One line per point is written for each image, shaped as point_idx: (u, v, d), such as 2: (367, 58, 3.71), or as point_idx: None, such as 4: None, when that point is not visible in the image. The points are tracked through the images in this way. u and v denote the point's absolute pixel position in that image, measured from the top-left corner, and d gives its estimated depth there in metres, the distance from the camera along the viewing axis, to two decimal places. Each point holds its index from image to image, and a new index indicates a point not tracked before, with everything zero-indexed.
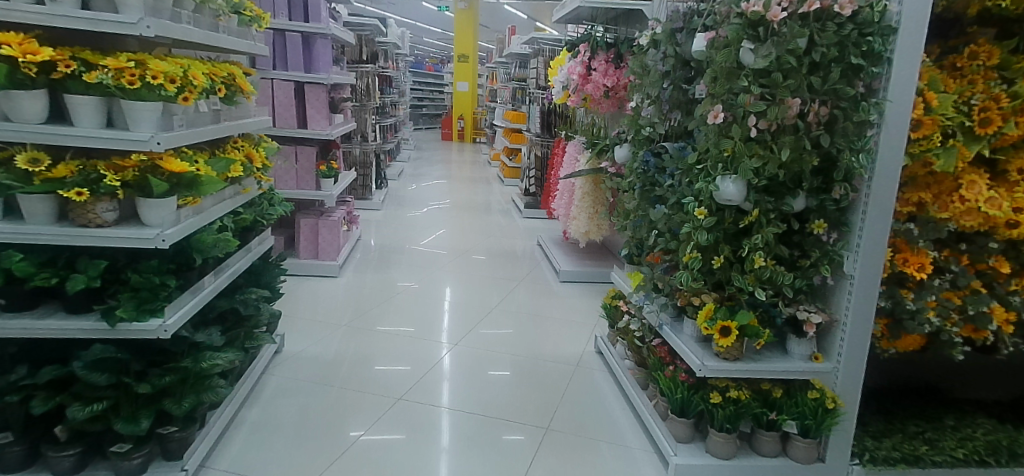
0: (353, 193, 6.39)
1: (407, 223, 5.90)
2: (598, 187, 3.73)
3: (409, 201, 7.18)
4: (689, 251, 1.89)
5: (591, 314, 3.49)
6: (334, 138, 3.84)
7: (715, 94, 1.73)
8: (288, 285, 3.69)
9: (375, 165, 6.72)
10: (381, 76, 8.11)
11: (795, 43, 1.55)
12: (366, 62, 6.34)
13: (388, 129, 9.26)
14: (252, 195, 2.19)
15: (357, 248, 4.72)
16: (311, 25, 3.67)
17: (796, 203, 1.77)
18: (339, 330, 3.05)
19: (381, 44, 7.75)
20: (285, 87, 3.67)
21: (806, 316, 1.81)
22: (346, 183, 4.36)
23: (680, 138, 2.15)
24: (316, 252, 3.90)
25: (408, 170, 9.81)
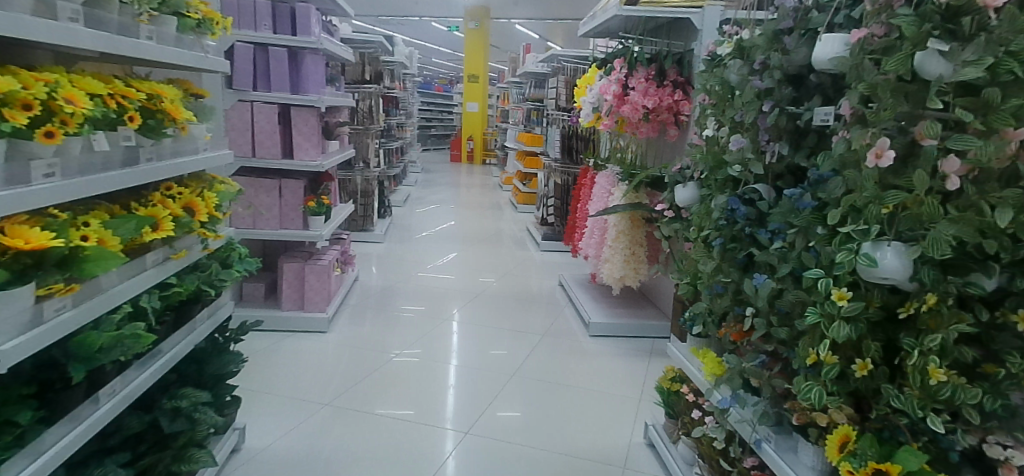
0: (351, 224, 5.79)
1: (412, 256, 5.32)
2: (636, 225, 3.13)
3: (415, 230, 6.62)
4: (815, 350, 1.27)
5: (631, 382, 2.85)
6: (325, 170, 3.29)
7: (868, 121, 1.15)
8: (266, 344, 3.09)
9: (377, 193, 6.17)
10: (386, 97, 7.61)
11: (1021, 41, 0.96)
12: (369, 82, 5.85)
13: (395, 152, 8.74)
14: (191, 259, 1.61)
15: (353, 291, 4.14)
16: (298, 39, 3.12)
17: (991, 284, 1.14)
18: (319, 413, 2.42)
19: (386, 63, 7.26)
20: (267, 111, 3.13)
21: (1002, 454, 1.20)
22: (341, 219, 3.80)
23: (781, 180, 1.54)
24: (301, 302, 3.32)
25: (416, 195, 9.30)
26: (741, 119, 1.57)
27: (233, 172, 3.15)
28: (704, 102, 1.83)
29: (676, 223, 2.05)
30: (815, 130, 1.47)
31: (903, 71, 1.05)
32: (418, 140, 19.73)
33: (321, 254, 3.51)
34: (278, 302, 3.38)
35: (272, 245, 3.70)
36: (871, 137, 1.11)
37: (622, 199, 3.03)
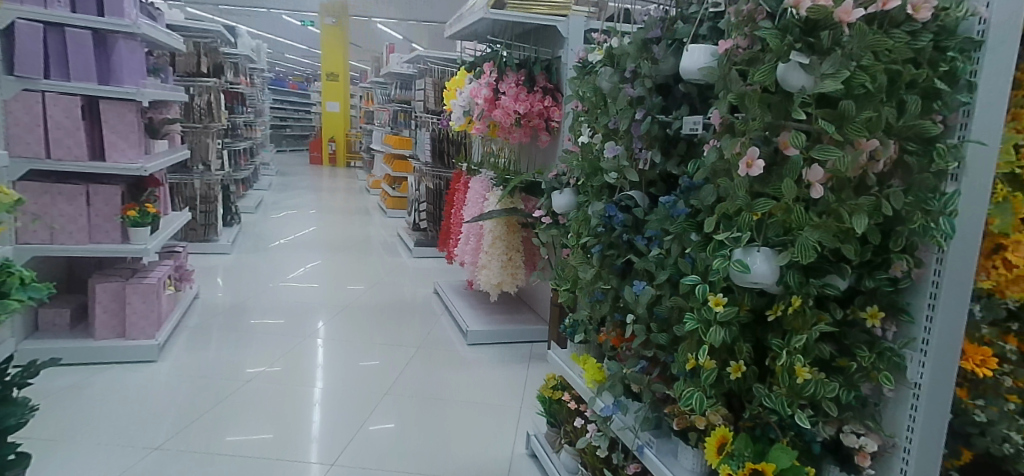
0: (190, 233, 5.33)
1: (269, 267, 4.92)
2: (512, 229, 3.11)
3: (270, 237, 6.16)
4: (694, 355, 1.28)
5: (510, 391, 2.80)
6: (148, 172, 2.98)
7: (736, 130, 1.16)
8: (83, 381, 2.69)
9: (221, 199, 5.65)
10: (230, 93, 7.01)
11: (870, 57, 1.02)
12: (206, 75, 5.32)
13: (243, 154, 8.10)
14: None
15: (193, 309, 3.73)
16: (108, 21, 2.74)
17: (846, 285, 1.21)
18: (152, 460, 2.12)
19: (228, 56, 6.67)
20: (66, 104, 2.74)
21: (857, 443, 1.30)
22: (173, 229, 3.43)
23: (654, 187, 1.55)
24: (122, 328, 2.93)
25: (271, 200, 8.70)
26: (615, 126, 1.55)
27: (23, 174, 2.73)
28: (578, 109, 1.78)
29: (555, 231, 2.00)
30: (685, 138, 1.48)
31: (769, 82, 1.08)
32: (275, 141, 18.58)
33: (147, 271, 3.14)
34: (91, 330, 2.97)
35: (81, 262, 3.34)
36: (742, 146, 1.12)
37: (498, 205, 3.00)
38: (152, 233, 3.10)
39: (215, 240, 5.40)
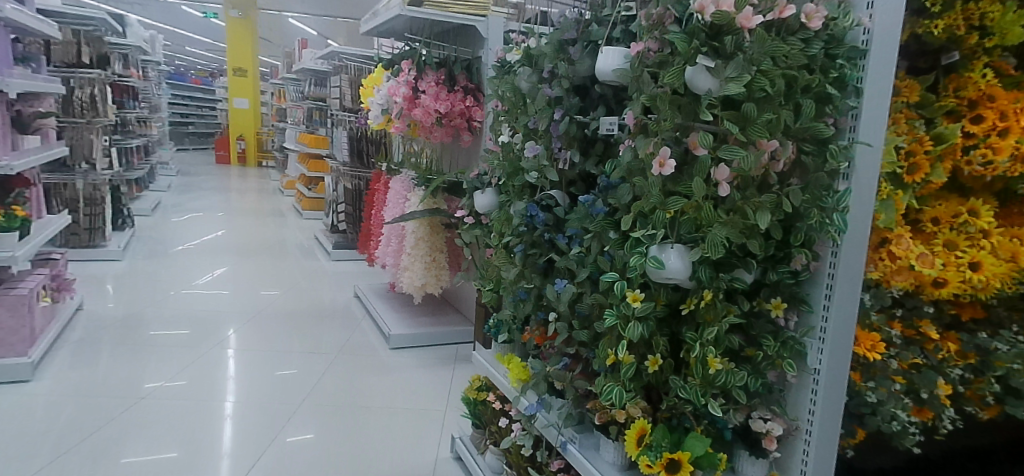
0: (72, 239, 4.93)
1: (171, 273, 4.63)
2: (436, 230, 3.07)
3: (170, 242, 5.80)
4: (614, 350, 1.30)
5: (435, 395, 2.76)
6: (13, 172, 2.69)
7: (650, 131, 1.20)
8: None
9: (108, 201, 5.28)
10: (116, 86, 6.58)
11: (769, 61, 1.07)
12: (88, 67, 5.15)
13: (134, 151, 7.58)
14: None
15: (77, 323, 3.46)
16: None
17: (752, 278, 1.28)
18: None
19: (116, 46, 6.26)
20: None
21: (765, 428, 1.37)
22: (47, 234, 3.17)
23: (574, 187, 1.56)
24: None
25: (171, 202, 8.19)
26: (535, 126, 1.55)
27: None
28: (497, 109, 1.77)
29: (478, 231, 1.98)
30: (603, 139, 1.50)
31: (678, 84, 1.12)
32: (177, 140, 17.53)
33: (17, 283, 2.88)
34: None
35: None
36: (655, 146, 1.16)
37: (420, 205, 2.96)
38: (21, 239, 2.85)
39: (103, 245, 5.02)
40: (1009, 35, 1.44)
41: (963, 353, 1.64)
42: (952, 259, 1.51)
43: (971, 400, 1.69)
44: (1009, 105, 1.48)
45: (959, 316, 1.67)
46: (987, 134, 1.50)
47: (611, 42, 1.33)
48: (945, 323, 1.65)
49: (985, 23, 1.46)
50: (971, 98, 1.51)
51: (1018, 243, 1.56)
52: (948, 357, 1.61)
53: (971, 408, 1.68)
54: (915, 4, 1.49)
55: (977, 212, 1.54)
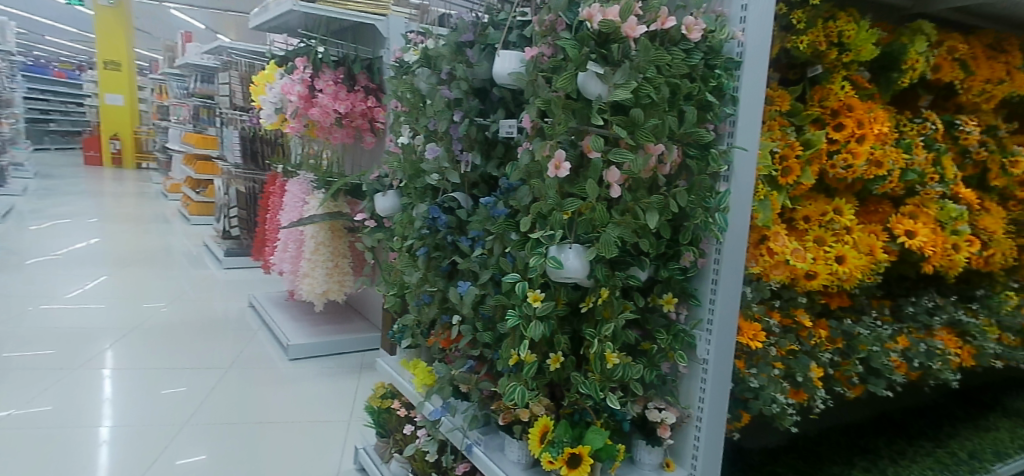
0: None
1: (30, 288, 4.16)
2: (337, 234, 2.98)
3: (27, 252, 5.21)
4: (516, 351, 1.30)
5: (338, 406, 2.68)
6: None
7: (545, 134, 1.21)
8: None
9: None
10: None
11: (653, 70, 1.13)
12: None
13: None
14: None
15: None
16: None
17: (645, 275, 1.34)
18: None
19: None
20: None
21: (660, 417, 1.44)
22: None
23: (476, 189, 1.55)
24: None
25: (29, 207, 7.38)
26: (434, 128, 1.52)
27: None
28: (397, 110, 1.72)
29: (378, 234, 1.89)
30: (503, 140, 1.50)
31: (570, 89, 1.15)
32: (38, 139, 15.84)
33: None
34: None
35: None
36: (550, 149, 1.17)
37: (320, 209, 2.86)
38: None
39: None
40: (862, 51, 1.68)
41: (833, 338, 1.88)
42: (821, 254, 1.73)
43: (839, 381, 1.89)
44: (864, 116, 1.72)
45: (828, 305, 1.97)
46: (847, 141, 1.72)
47: (508, 45, 1.34)
48: (817, 312, 1.92)
49: (842, 40, 1.67)
50: (833, 108, 1.74)
51: (874, 238, 1.84)
52: (821, 342, 1.83)
53: (839, 387, 1.89)
54: (783, 21, 1.64)
55: (841, 211, 1.83)
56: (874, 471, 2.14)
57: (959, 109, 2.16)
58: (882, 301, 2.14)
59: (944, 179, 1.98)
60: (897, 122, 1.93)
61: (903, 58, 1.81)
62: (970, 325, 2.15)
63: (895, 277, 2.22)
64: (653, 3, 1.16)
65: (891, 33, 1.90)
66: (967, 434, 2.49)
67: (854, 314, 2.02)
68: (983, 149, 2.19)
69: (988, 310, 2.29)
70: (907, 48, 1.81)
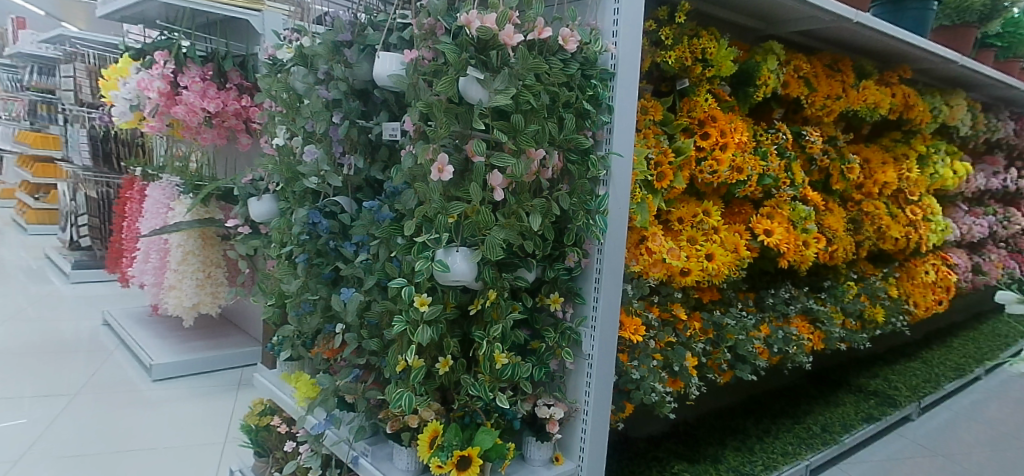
0: None
1: None
2: (208, 242, 2.78)
3: None
4: (403, 357, 1.26)
5: (212, 427, 2.50)
6: None
7: (428, 137, 1.19)
8: None
9: None
10: None
11: (531, 78, 1.16)
12: None
13: None
14: None
15: None
16: None
17: (532, 276, 1.37)
18: None
19: None
20: None
21: (549, 413, 1.47)
22: None
23: (360, 193, 1.50)
24: None
25: None
26: (313, 128, 1.41)
27: None
28: (270, 110, 1.61)
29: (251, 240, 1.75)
30: (386, 143, 1.46)
31: (451, 93, 1.14)
32: None
33: None
34: None
35: None
36: (433, 152, 1.16)
37: (189, 215, 2.67)
38: None
39: None
40: (722, 68, 1.82)
41: (704, 329, 2.02)
42: (692, 252, 1.86)
43: (711, 368, 2.04)
44: (726, 126, 1.87)
45: (701, 299, 2.13)
46: (712, 149, 1.86)
47: (389, 47, 1.31)
48: (691, 305, 2.06)
49: (705, 56, 1.80)
50: (699, 118, 1.88)
51: (738, 237, 2.00)
52: (694, 334, 1.97)
53: (712, 375, 2.04)
54: (653, 37, 1.77)
55: (709, 212, 1.98)
56: (743, 450, 2.33)
57: (806, 121, 2.41)
58: (747, 294, 2.33)
59: (795, 183, 2.20)
60: (755, 132, 2.11)
61: (757, 74, 2.00)
62: (820, 313, 2.39)
63: (757, 272, 2.43)
64: (531, 14, 1.19)
65: (747, 52, 2.09)
66: (819, 409, 2.77)
67: (723, 306, 2.18)
68: (826, 157, 2.46)
69: (834, 298, 2.58)
70: (760, 65, 2.00)
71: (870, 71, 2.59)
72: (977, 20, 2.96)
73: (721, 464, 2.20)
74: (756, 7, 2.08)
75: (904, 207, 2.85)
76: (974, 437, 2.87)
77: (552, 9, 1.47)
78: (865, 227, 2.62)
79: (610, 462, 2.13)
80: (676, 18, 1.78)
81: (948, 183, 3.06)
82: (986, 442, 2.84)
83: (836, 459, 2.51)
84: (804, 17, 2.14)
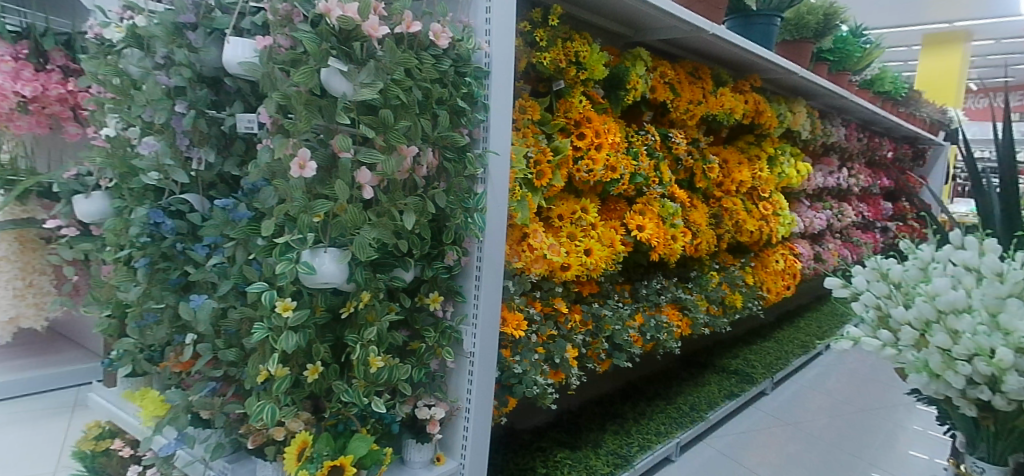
0: None
1: None
2: (25, 246, 2.43)
3: None
4: (265, 366, 1.16)
5: (40, 455, 2.20)
6: None
7: (288, 131, 1.11)
8: None
9: None
10: None
11: (401, 72, 1.13)
12: None
13: None
14: None
15: None
16: None
17: (409, 276, 1.34)
18: None
19: None
20: None
21: (429, 414, 1.44)
22: None
23: (213, 190, 1.37)
24: None
25: None
26: (151, 118, 1.27)
27: None
28: (98, 95, 1.42)
29: (81, 242, 1.53)
30: (242, 137, 1.34)
31: (311, 84, 1.06)
32: None
33: None
34: None
35: None
36: (293, 147, 1.08)
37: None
38: None
39: None
40: (595, 71, 1.88)
41: (584, 321, 2.08)
42: (571, 248, 1.91)
43: (591, 358, 2.10)
44: (600, 127, 1.95)
45: (581, 292, 2.19)
46: (588, 148, 1.92)
47: (239, 31, 1.19)
48: (572, 299, 2.12)
49: (579, 59, 1.85)
50: (575, 119, 1.93)
51: (614, 232, 2.08)
52: (575, 325, 2.02)
53: (591, 364, 2.11)
54: (529, 38, 1.78)
55: (587, 210, 2.04)
56: (621, 433, 2.43)
57: (672, 124, 2.56)
58: (623, 286, 2.44)
59: (663, 182, 2.33)
60: (627, 133, 2.21)
61: (627, 79, 2.09)
62: (687, 300, 2.55)
63: (632, 265, 2.56)
64: (398, 6, 1.15)
65: (618, 57, 2.18)
66: (688, 390, 2.96)
67: (601, 298, 2.27)
68: (690, 157, 2.63)
69: (700, 287, 2.77)
70: (629, 70, 2.09)
71: (727, 79, 2.80)
72: (812, 36, 3.30)
73: (601, 448, 2.29)
74: (625, 14, 2.17)
75: (757, 203, 3.13)
76: (817, 404, 3.21)
77: (422, 3, 1.43)
78: (725, 221, 2.84)
79: (494, 457, 2.14)
80: (550, 21, 1.81)
81: (794, 181, 3.39)
82: (826, 408, 3.18)
83: (702, 435, 2.70)
84: (668, 26, 2.27)
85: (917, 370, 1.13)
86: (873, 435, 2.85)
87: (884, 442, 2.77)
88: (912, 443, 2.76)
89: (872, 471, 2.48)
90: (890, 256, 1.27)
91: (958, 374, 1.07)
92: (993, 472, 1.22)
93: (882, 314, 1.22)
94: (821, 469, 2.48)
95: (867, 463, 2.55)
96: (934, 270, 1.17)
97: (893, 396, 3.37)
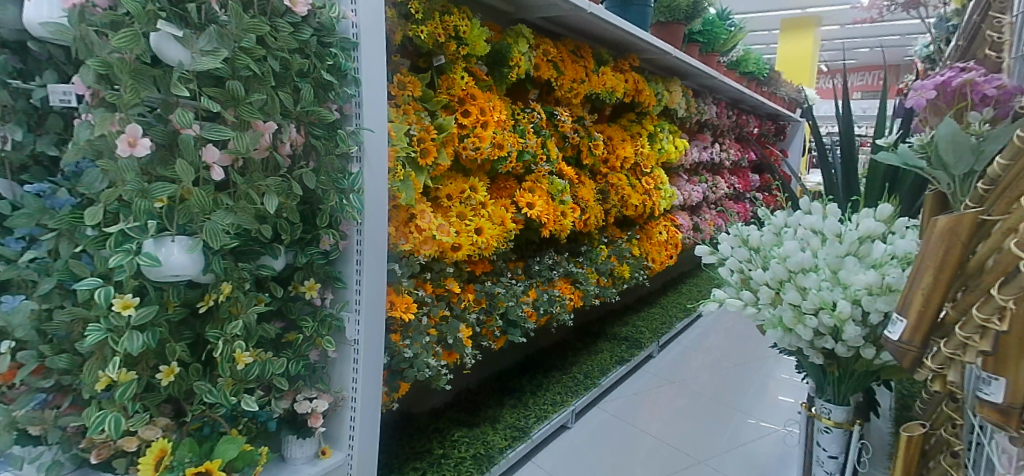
0: None
1: None
2: None
3: None
4: (105, 371, 1.04)
5: None
6: None
7: (113, 105, 0.97)
8: None
9: None
10: None
11: (250, 39, 1.03)
12: None
13: None
14: None
15: None
16: None
17: (279, 263, 1.24)
18: None
19: None
20: None
21: (310, 407, 1.36)
22: None
23: (27, 173, 1.18)
24: None
25: None
26: None
27: None
28: None
29: None
30: (58, 111, 1.17)
31: (136, 50, 0.94)
32: None
33: None
34: None
35: None
36: (121, 122, 0.96)
37: None
38: None
39: None
40: (476, 47, 1.85)
41: (477, 299, 2.07)
42: (461, 228, 1.88)
43: (486, 336, 2.10)
44: (484, 104, 1.93)
45: (474, 272, 2.18)
46: (473, 126, 1.89)
47: None
48: (464, 278, 2.10)
49: (459, 34, 1.81)
50: (459, 96, 1.89)
51: (504, 210, 2.08)
52: (468, 304, 2.01)
53: (486, 342, 2.11)
54: (403, 9, 1.70)
55: (476, 189, 2.02)
56: (519, 406, 2.46)
57: (557, 102, 2.58)
58: (516, 263, 2.45)
59: (551, 159, 2.34)
60: (513, 111, 2.20)
61: (509, 56, 2.07)
62: (578, 274, 2.61)
63: (524, 242, 2.58)
64: None
65: (499, 33, 2.15)
66: (582, 359, 3.05)
67: (495, 276, 2.27)
68: (576, 135, 2.67)
69: (590, 260, 2.85)
70: (511, 47, 2.07)
71: (607, 58, 2.86)
72: (683, 18, 3.44)
73: (499, 423, 2.30)
74: None
75: (640, 177, 3.25)
76: (698, 362, 3.43)
77: None
78: (611, 196, 2.94)
79: (390, 443, 2.10)
80: None
81: (672, 156, 3.56)
82: (705, 365, 3.41)
83: (596, 401, 2.81)
84: (547, 3, 2.27)
85: (774, 326, 1.22)
86: (747, 385, 3.09)
87: (756, 391, 3.01)
88: (780, 390, 3.03)
89: (746, 417, 2.68)
90: (749, 223, 1.36)
91: (807, 327, 1.16)
92: (838, 412, 1.35)
93: (744, 277, 1.30)
94: (703, 420, 2.65)
95: (743, 411, 2.76)
96: (786, 234, 1.26)
97: (762, 350, 3.68)
